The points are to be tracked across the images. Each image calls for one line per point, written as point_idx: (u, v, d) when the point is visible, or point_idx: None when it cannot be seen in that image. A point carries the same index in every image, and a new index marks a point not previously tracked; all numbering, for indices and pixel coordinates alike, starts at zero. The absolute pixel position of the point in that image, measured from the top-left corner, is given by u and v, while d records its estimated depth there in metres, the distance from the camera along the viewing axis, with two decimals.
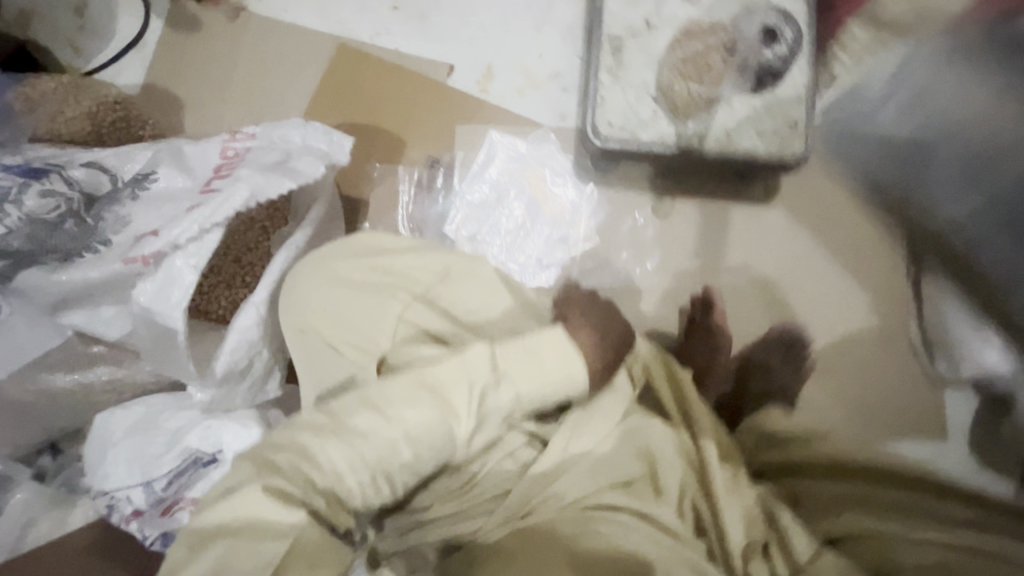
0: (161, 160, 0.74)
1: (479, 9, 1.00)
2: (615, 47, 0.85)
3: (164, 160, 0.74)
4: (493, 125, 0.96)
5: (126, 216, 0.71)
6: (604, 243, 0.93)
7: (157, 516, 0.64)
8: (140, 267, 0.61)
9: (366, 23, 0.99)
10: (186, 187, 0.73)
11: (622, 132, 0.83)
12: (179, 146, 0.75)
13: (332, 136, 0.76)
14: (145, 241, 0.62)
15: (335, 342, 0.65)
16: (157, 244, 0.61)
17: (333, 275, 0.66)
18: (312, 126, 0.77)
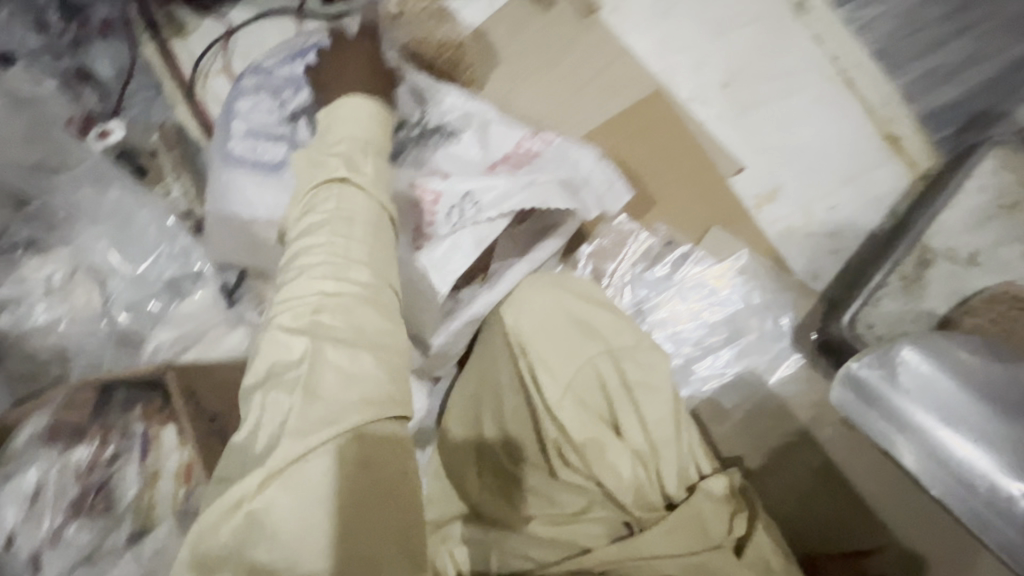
0: (469, 126, 0.84)
1: (802, 131, 0.95)
2: (923, 260, 0.78)
3: (471, 127, 0.84)
4: (745, 244, 0.92)
5: (423, 158, 0.81)
6: (775, 413, 0.89)
7: None
8: (428, 218, 0.76)
9: (689, 83, 0.99)
10: (475, 156, 0.82)
11: (876, 343, 0.77)
12: (488, 123, 0.84)
13: (613, 184, 0.84)
14: (435, 177, 0.78)
15: (523, 351, 0.80)
16: (440, 188, 0.77)
17: (552, 303, 0.81)
18: (602, 164, 0.84)
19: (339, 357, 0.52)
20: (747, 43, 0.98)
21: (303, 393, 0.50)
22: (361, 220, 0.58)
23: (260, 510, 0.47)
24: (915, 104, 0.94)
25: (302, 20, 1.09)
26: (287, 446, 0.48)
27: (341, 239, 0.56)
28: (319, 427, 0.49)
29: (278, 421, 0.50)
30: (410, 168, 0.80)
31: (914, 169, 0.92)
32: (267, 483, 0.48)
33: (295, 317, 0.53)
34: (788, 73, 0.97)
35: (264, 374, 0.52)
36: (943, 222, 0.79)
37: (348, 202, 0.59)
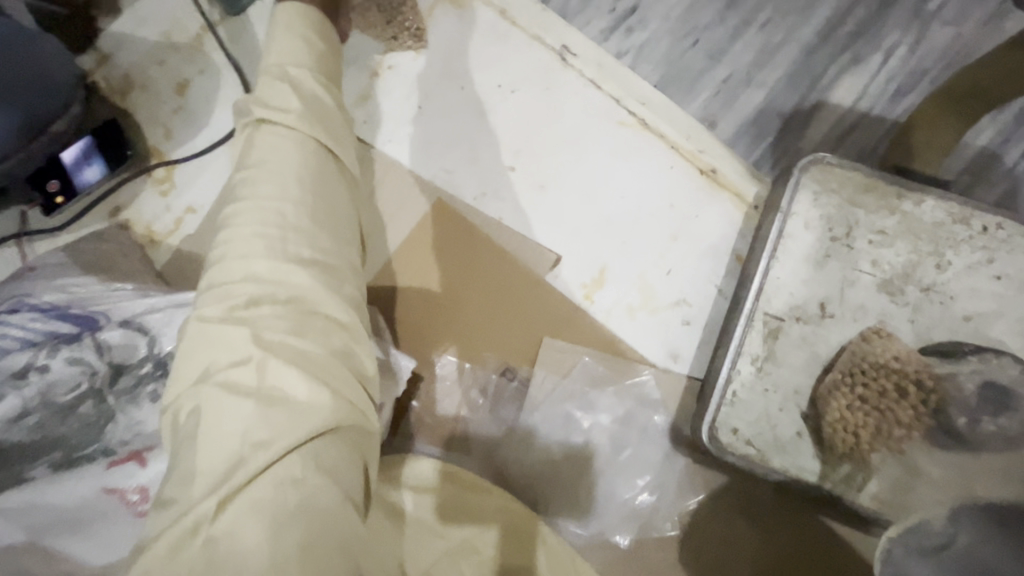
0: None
1: (611, 193, 0.82)
2: (769, 329, 0.65)
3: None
4: (586, 346, 0.79)
5: (137, 421, 0.64)
6: (680, 534, 0.74)
7: None
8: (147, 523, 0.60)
9: (473, 178, 0.85)
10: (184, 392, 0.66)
11: (747, 448, 0.64)
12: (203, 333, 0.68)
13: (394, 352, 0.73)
14: (129, 465, 0.61)
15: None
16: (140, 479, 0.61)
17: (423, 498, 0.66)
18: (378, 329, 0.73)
19: (287, 344, 0.51)
20: (521, 111, 0.85)
21: (261, 396, 0.48)
22: (290, 172, 0.57)
23: (220, 535, 0.43)
24: (720, 126, 0.81)
25: (26, 244, 0.91)
26: (250, 458, 0.46)
27: (286, 176, 0.57)
28: (288, 428, 0.47)
29: (233, 441, 0.46)
30: (121, 444, 0.63)
31: (742, 200, 0.79)
32: (232, 502, 0.44)
33: (229, 310, 0.52)
34: (574, 132, 0.83)
35: (207, 370, 0.50)
36: (779, 277, 0.66)
37: (274, 154, 0.58)
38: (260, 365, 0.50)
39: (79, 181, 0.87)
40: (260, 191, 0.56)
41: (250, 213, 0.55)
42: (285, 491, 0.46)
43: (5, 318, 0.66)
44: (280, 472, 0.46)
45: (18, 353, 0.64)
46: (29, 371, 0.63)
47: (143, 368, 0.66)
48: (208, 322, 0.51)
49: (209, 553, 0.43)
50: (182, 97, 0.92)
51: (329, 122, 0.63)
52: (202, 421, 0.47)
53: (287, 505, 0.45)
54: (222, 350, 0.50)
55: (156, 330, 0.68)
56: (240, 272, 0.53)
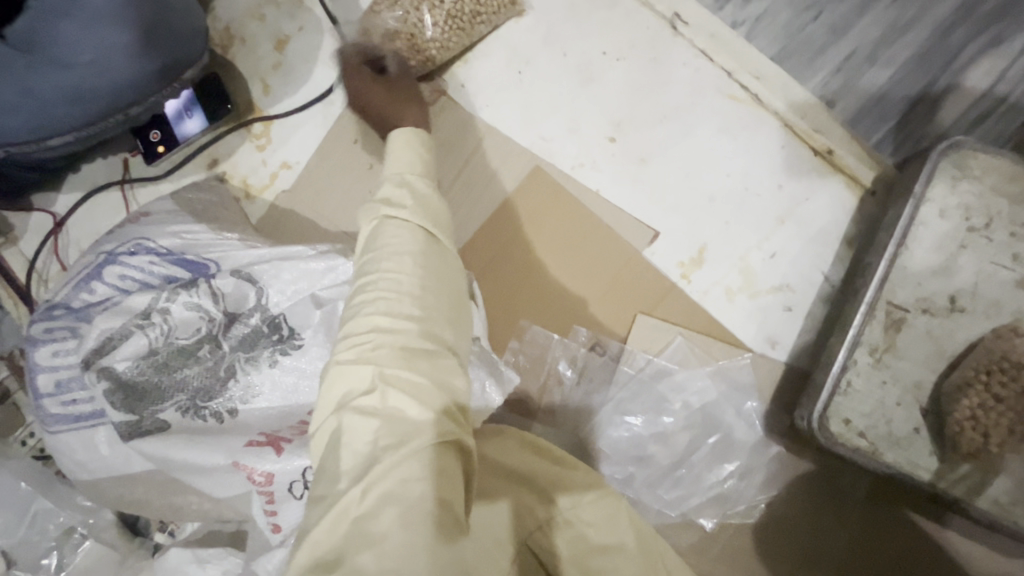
0: (309, 320, 0.67)
1: (716, 171, 0.79)
2: (892, 320, 0.62)
3: (315, 321, 0.67)
4: (681, 326, 0.77)
5: (254, 385, 0.64)
6: (765, 522, 0.73)
7: None
8: (267, 498, 0.63)
9: (571, 149, 0.83)
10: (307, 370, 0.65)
11: (859, 440, 0.62)
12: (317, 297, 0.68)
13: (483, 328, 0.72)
14: (266, 449, 0.62)
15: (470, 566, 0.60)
16: (272, 467, 0.62)
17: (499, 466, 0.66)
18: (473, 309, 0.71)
19: (404, 378, 0.48)
20: (626, 81, 0.82)
21: (385, 414, 0.47)
22: (410, 252, 0.54)
23: (364, 517, 0.43)
24: (838, 106, 0.77)
25: (128, 190, 0.94)
26: (380, 460, 0.45)
27: (410, 253, 0.54)
28: (407, 438, 0.46)
29: (364, 446, 0.46)
30: (242, 406, 0.64)
31: (856, 185, 0.76)
32: (371, 490, 0.44)
33: (358, 351, 0.50)
34: (680, 106, 0.81)
35: (344, 398, 0.49)
36: (906, 266, 0.63)
37: (397, 240, 0.55)
38: (383, 395, 0.48)
39: (179, 132, 0.90)
40: (386, 269, 0.53)
41: (375, 286, 0.52)
42: (410, 486, 0.44)
43: (130, 261, 0.69)
44: (406, 470, 0.45)
45: (139, 294, 0.67)
46: (151, 313, 0.66)
47: (254, 317, 0.67)
48: (341, 365, 0.50)
49: (357, 531, 0.43)
50: (281, 53, 0.92)
51: (437, 216, 0.60)
52: (339, 435, 0.47)
53: (415, 500, 0.44)
54: (351, 378, 0.49)
55: (265, 281, 0.69)
56: (363, 326, 0.51)
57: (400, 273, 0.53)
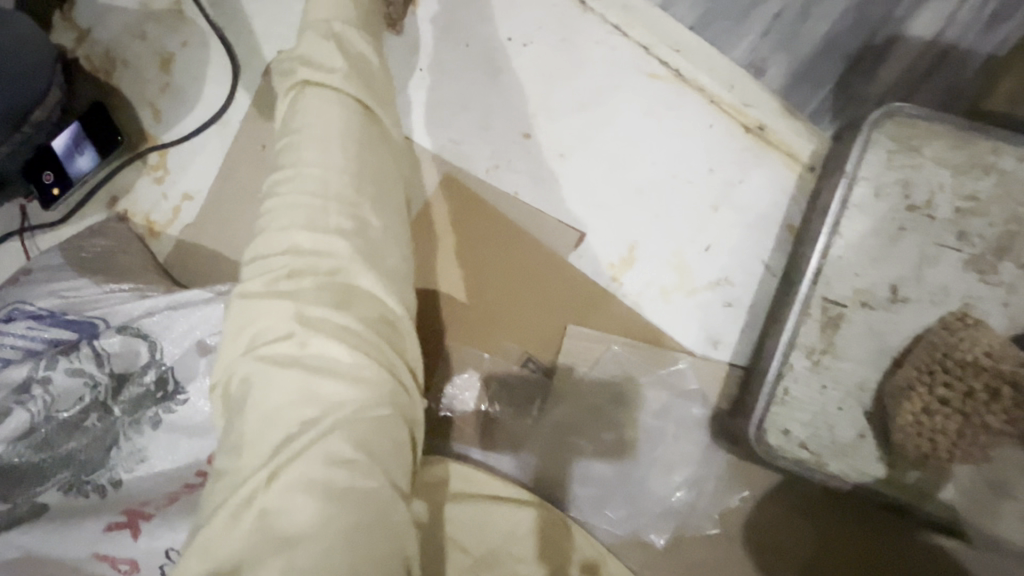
0: (194, 371, 0.63)
1: (639, 159, 0.72)
2: (828, 317, 0.56)
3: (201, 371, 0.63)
4: (619, 332, 0.71)
5: (141, 449, 0.60)
6: (722, 535, 0.68)
7: None
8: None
9: (484, 149, 0.76)
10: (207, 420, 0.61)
11: (800, 451, 0.57)
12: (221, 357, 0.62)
13: None
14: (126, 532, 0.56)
15: None
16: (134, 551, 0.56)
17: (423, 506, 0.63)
18: None
19: (326, 319, 0.45)
20: (535, 68, 0.74)
21: (305, 361, 0.44)
22: (337, 135, 0.50)
23: (272, 511, 0.39)
24: (769, 74, 0.69)
25: (28, 239, 0.88)
26: (297, 436, 0.42)
27: (334, 143, 0.50)
28: (331, 407, 0.43)
29: (281, 416, 0.42)
30: (127, 474, 0.60)
31: (794, 162, 0.69)
32: (279, 477, 0.40)
33: (271, 282, 0.47)
34: (597, 90, 0.73)
35: (254, 339, 0.46)
36: (841, 256, 0.56)
37: (315, 118, 0.51)
38: (304, 340, 0.45)
39: (71, 171, 0.82)
40: (309, 158, 0.49)
41: (291, 154, 0.50)
42: (334, 471, 0.41)
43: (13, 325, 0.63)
44: (330, 446, 0.41)
45: (17, 365, 0.61)
46: (31, 385, 0.60)
47: (144, 375, 0.63)
48: (251, 296, 0.47)
49: (261, 539, 0.39)
50: (165, 73, 0.85)
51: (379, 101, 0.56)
52: (251, 391, 0.44)
53: (335, 485, 0.41)
54: (266, 321, 0.46)
55: (156, 335, 0.64)
56: (278, 246, 0.48)
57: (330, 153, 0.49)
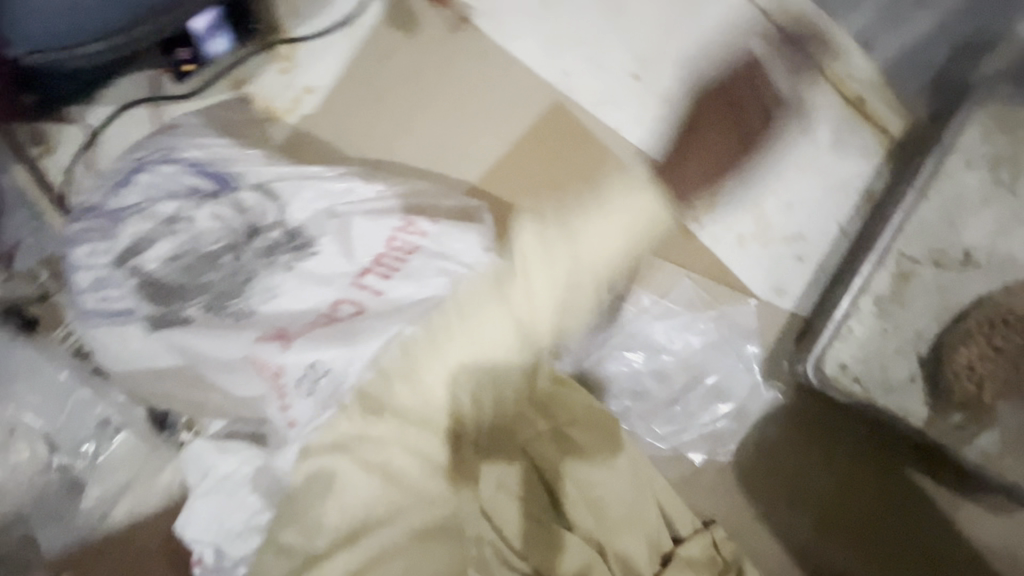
0: (325, 229, 0.69)
1: (740, 114, 0.77)
2: (901, 270, 0.62)
3: (327, 231, 0.69)
4: (694, 269, 0.78)
5: (273, 287, 0.66)
6: (755, 460, 0.76)
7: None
8: (280, 393, 0.64)
9: (594, 84, 0.81)
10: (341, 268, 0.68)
11: (854, 386, 0.63)
12: (351, 219, 0.69)
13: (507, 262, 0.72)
14: (274, 344, 0.63)
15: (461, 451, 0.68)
16: (284, 359, 0.63)
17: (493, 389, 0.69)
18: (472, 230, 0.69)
19: (398, 437, 0.63)
20: (656, 16, 0.79)
21: (378, 473, 0.62)
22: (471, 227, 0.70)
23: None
24: (878, 51, 0.74)
25: (158, 105, 0.97)
26: (372, 528, 0.60)
27: (450, 272, 0.67)
28: (402, 496, 0.62)
29: (357, 504, 0.61)
30: (259, 307, 0.65)
31: (885, 136, 0.74)
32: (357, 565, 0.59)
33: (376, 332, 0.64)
34: (711, 44, 0.78)
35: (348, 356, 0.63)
36: (924, 216, 0.62)
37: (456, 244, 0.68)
38: (378, 439, 0.62)
39: (207, 52, 0.91)
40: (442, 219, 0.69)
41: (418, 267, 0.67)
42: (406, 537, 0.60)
43: (157, 167, 0.72)
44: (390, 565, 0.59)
45: (165, 201, 0.70)
46: (177, 219, 0.69)
47: (274, 227, 0.70)
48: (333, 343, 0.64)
49: None
50: None
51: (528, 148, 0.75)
52: (332, 482, 0.61)
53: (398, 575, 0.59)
54: (339, 355, 0.63)
55: (287, 198, 0.71)
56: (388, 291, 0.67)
57: (442, 289, 0.67)
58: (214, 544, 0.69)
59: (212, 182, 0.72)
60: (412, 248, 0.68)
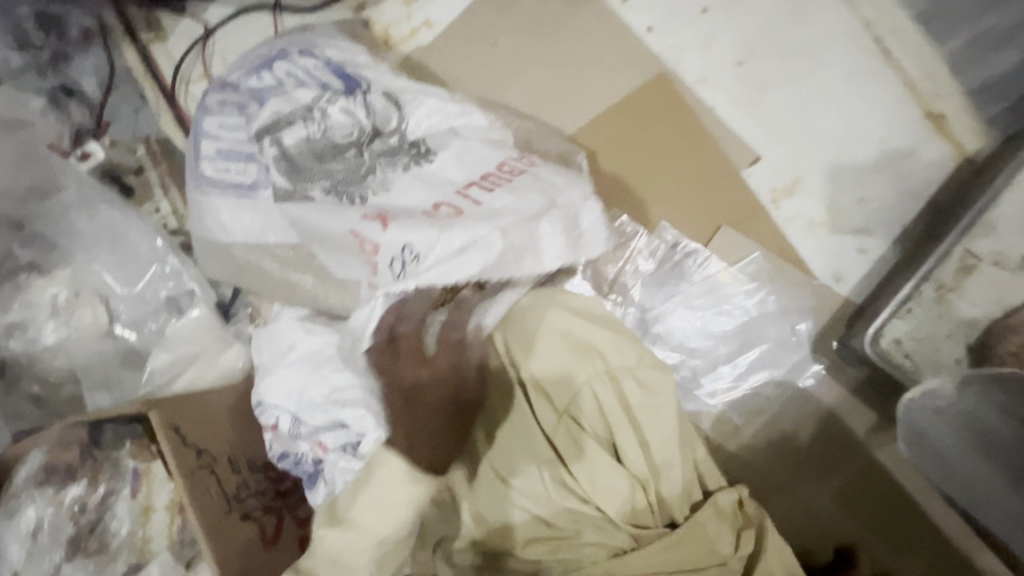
0: (446, 145, 0.74)
1: (829, 113, 0.84)
2: (965, 265, 0.69)
3: (448, 145, 0.75)
4: (762, 244, 0.84)
5: (389, 183, 0.72)
6: (792, 427, 0.82)
7: (288, 441, 0.76)
8: (373, 270, 0.70)
9: (699, 63, 0.88)
10: (453, 179, 0.73)
11: (902, 361, 0.70)
12: (469, 141, 0.75)
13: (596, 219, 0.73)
14: (375, 223, 0.69)
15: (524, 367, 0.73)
16: (381, 239, 0.68)
17: (545, 317, 0.73)
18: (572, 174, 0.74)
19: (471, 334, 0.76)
20: (769, 10, 0.86)
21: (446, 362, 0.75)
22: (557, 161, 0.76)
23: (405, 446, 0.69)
24: (966, 76, 0.81)
25: (278, 13, 1.00)
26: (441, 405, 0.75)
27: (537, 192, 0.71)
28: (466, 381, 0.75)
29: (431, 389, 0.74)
30: (372, 196, 0.71)
31: (959, 152, 0.81)
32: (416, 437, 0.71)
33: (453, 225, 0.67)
34: (813, 45, 0.84)
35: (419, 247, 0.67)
36: (993, 219, 0.68)
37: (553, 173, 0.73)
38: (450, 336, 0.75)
39: None
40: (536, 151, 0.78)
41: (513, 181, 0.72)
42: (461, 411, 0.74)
43: (297, 59, 0.77)
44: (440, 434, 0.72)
45: (301, 90, 0.75)
46: (313, 108, 0.74)
47: (395, 137, 0.75)
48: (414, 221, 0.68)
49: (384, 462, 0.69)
50: None
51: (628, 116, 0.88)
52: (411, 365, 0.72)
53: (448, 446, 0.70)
54: (421, 239, 0.67)
55: (410, 109, 0.76)
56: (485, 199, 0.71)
57: (534, 210, 0.70)
58: (292, 412, 0.77)
59: (343, 80, 0.77)
60: (516, 172, 0.73)
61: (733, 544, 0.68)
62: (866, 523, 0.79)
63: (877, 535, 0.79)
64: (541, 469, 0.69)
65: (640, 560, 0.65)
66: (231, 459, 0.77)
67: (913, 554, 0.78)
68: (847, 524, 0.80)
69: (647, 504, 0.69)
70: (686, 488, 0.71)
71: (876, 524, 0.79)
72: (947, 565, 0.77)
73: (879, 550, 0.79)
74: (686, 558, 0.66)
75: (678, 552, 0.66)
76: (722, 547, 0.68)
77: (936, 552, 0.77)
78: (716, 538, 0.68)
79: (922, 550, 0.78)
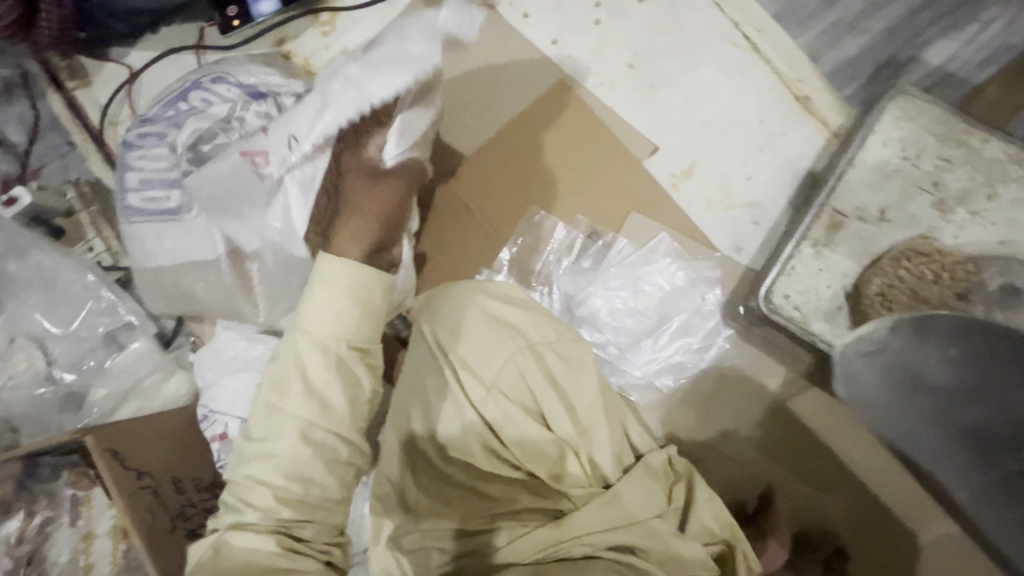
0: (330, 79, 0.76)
1: (713, 102, 0.94)
2: (833, 223, 0.78)
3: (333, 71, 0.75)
4: (668, 224, 0.92)
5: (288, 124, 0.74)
6: (714, 389, 0.88)
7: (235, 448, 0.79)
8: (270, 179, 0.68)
9: (595, 68, 0.97)
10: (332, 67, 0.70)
11: (793, 313, 0.77)
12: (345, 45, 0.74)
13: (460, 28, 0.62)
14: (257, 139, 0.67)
15: (455, 360, 0.75)
16: (264, 149, 0.66)
17: (473, 310, 0.77)
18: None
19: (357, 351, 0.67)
20: (649, 17, 0.96)
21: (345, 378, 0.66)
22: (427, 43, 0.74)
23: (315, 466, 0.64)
24: (821, 62, 0.92)
25: (201, 55, 1.04)
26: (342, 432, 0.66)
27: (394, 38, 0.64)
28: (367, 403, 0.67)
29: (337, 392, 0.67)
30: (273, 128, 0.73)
31: (826, 128, 0.91)
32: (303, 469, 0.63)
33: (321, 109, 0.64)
34: (690, 44, 0.95)
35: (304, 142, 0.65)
36: (850, 180, 0.78)
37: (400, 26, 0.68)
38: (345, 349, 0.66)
39: (254, 11, 0.99)
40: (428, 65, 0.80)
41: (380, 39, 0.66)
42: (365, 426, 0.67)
43: (212, 86, 0.81)
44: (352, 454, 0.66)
45: (217, 108, 0.80)
46: (231, 120, 0.79)
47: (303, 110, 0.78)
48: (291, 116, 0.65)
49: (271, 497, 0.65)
50: None
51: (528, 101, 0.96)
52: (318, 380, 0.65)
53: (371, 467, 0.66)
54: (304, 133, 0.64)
55: None
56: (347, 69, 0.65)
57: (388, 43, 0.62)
58: (241, 417, 0.80)
59: (257, 91, 0.81)
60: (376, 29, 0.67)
61: (665, 496, 0.73)
62: (789, 472, 0.86)
63: (800, 482, 0.85)
64: (480, 452, 0.73)
65: (579, 522, 0.69)
66: (175, 479, 0.78)
67: (831, 498, 0.84)
68: (773, 474, 0.86)
69: (581, 469, 0.73)
70: (615, 450, 0.75)
71: (798, 472, 0.86)
72: (865, 504, 0.83)
73: (802, 496, 0.85)
74: (621, 516, 0.70)
75: (612, 509, 0.70)
76: (654, 503, 0.71)
77: (853, 493, 0.84)
78: (648, 493, 0.71)
79: (839, 494, 0.84)
